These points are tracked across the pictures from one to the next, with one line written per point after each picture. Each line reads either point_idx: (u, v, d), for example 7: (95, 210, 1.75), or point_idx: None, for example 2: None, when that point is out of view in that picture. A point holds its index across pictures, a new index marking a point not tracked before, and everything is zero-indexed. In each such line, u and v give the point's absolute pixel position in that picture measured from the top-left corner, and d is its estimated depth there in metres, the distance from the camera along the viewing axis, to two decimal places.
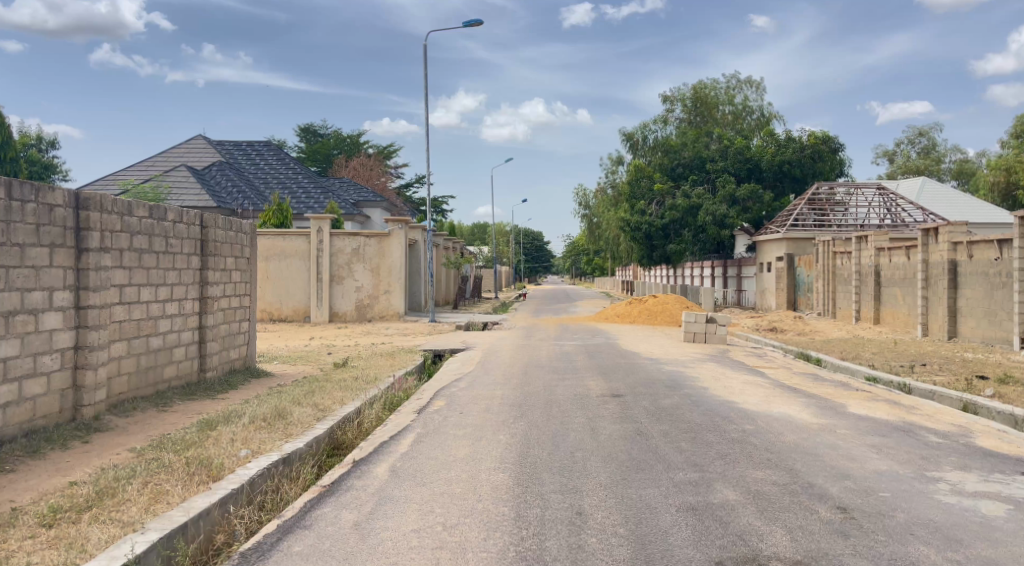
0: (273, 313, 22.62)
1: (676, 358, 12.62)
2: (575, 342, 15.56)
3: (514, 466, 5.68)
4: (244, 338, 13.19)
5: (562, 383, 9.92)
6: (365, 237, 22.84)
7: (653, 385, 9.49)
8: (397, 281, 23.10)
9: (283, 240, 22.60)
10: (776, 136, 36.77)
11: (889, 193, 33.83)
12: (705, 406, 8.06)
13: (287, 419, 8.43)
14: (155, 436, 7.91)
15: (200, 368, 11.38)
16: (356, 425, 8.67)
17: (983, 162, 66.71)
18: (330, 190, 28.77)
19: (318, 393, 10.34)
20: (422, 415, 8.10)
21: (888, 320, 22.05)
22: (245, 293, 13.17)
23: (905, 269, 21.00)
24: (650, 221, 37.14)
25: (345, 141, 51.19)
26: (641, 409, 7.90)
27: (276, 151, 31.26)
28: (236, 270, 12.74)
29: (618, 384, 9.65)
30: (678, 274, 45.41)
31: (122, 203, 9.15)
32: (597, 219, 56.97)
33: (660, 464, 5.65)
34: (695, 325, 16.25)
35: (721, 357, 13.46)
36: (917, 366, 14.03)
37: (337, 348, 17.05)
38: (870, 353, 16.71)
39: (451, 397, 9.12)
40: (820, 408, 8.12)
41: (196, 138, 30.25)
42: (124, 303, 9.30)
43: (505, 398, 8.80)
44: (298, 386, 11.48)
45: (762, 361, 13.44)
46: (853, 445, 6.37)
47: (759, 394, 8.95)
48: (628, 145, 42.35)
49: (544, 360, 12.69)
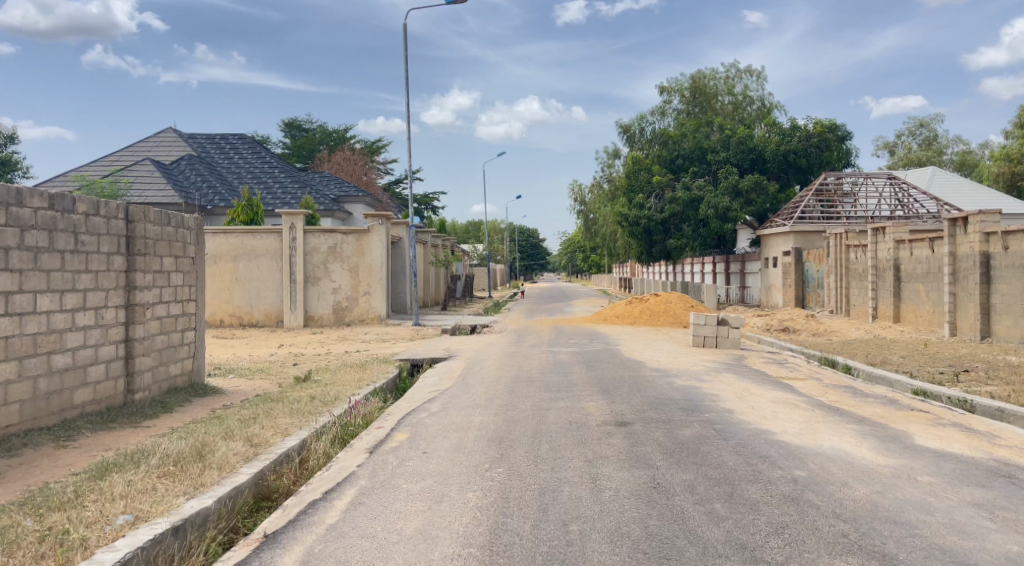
0: (243, 318, 20.91)
1: (688, 369, 10.88)
2: (570, 349, 13.81)
3: (483, 553, 3.96)
4: (189, 351, 11.38)
5: (554, 405, 8.17)
6: (342, 234, 21.08)
7: (666, 407, 7.77)
8: (377, 281, 21.26)
9: (252, 238, 20.87)
10: (779, 126, 35.13)
11: (900, 182, 32.13)
12: (735, 440, 6.31)
13: (204, 459, 6.63)
14: (30, 488, 6.13)
15: (127, 390, 9.56)
16: (295, 467, 6.91)
17: (984, 153, 65.26)
18: (308, 184, 26.99)
19: (259, 419, 8.54)
20: (375, 456, 6.34)
21: (910, 318, 20.34)
22: (188, 298, 11.37)
23: (928, 263, 19.32)
24: (649, 216, 35.21)
25: (332, 135, 49.55)
26: (655, 445, 6.17)
27: (252, 144, 29.46)
28: (177, 272, 10.97)
29: (623, 406, 7.92)
30: (679, 271, 43.62)
31: (5, 189, 7.48)
32: (593, 215, 55.26)
33: (692, 547, 3.93)
34: (705, 329, 14.55)
35: (737, 366, 11.70)
36: (959, 372, 12.34)
37: (305, 358, 15.27)
38: (899, 356, 15.02)
39: (416, 428, 7.34)
40: (880, 440, 6.39)
41: (166, 131, 28.49)
42: (13, 314, 7.62)
43: (482, 429, 7.05)
44: (243, 408, 9.70)
45: (784, 369, 11.70)
46: (952, 504, 4.66)
47: (799, 420, 7.20)
48: (625, 137, 40.62)
49: (535, 372, 10.92)
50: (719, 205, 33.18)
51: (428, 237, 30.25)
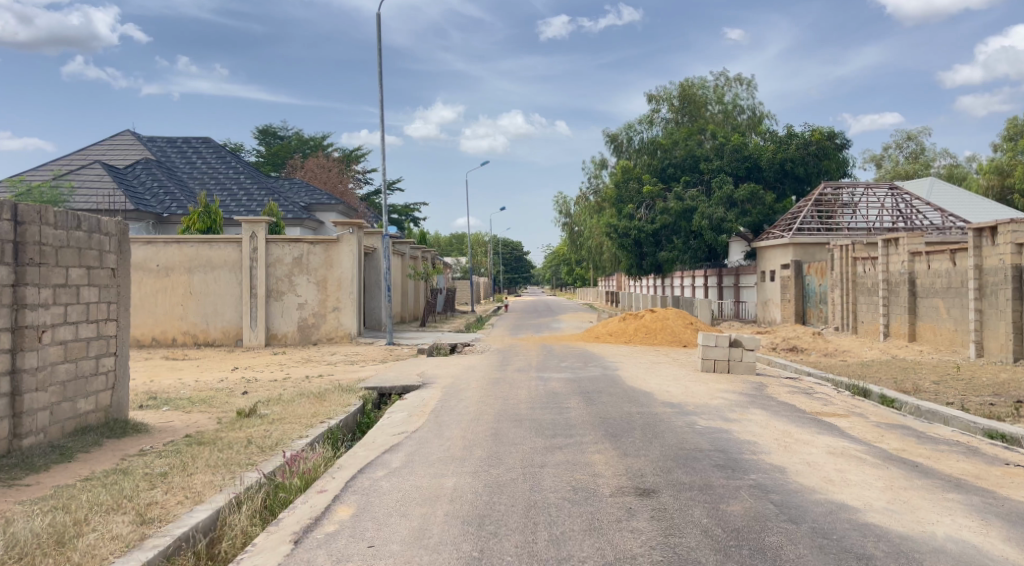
0: (197, 336, 18.90)
1: (707, 404, 9.08)
2: (562, 376, 11.95)
3: None
4: (107, 382, 9.48)
5: (551, 459, 6.33)
6: (308, 243, 19.19)
7: (697, 465, 5.98)
8: (347, 296, 19.34)
9: (209, 248, 18.93)
10: (774, 133, 33.57)
11: (901, 192, 30.60)
12: (810, 524, 4.49)
13: (64, 552, 4.74)
14: None
15: (11, 434, 7.67)
16: (195, 557, 5.03)
17: (971, 167, 64.22)
18: (276, 191, 25.04)
19: (169, 478, 6.63)
20: (301, 549, 4.50)
21: (928, 338, 18.70)
22: (107, 317, 9.50)
23: (950, 277, 17.70)
24: (640, 226, 33.75)
25: (308, 143, 47.71)
26: (699, 535, 4.35)
27: (216, 149, 27.47)
28: (89, 287, 9.14)
29: (639, 461, 6.11)
30: (670, 284, 42.09)
31: None
32: (579, 227, 53.55)
33: None
34: (716, 351, 12.81)
35: (761, 398, 9.87)
36: (1015, 405, 10.60)
37: (258, 385, 13.32)
38: (931, 382, 13.30)
39: (365, 500, 5.48)
40: (1010, 524, 4.60)
41: (123, 133, 26.58)
42: None
43: (454, 503, 5.21)
44: (160, 456, 7.78)
45: (814, 401, 9.90)
46: None
47: (878, 486, 5.38)
48: (612, 147, 39.09)
49: (522, 407, 9.04)
50: (714, 216, 31.49)
51: (407, 247, 28.35)
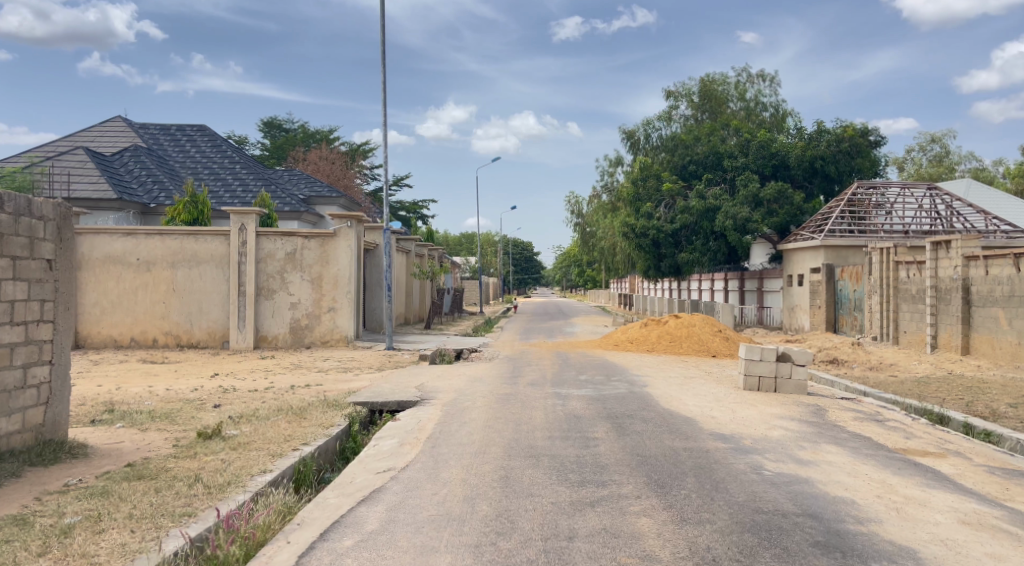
0: (180, 337, 17.31)
1: (767, 437, 7.36)
2: (585, 393, 10.26)
3: None
4: (38, 396, 7.84)
5: (581, 524, 4.63)
6: (303, 237, 17.60)
7: (792, 541, 4.25)
8: (344, 295, 17.73)
9: (194, 240, 17.34)
10: (803, 129, 31.64)
11: (941, 192, 28.54)
12: None
13: None
14: None
15: None
16: None
17: (998, 171, 61.72)
18: (272, 182, 23.44)
19: (68, 538, 4.95)
20: None
21: (984, 351, 16.88)
22: (38, 319, 7.87)
23: (1013, 284, 15.87)
24: (659, 226, 32.01)
25: (314, 136, 46.27)
26: None
27: (212, 138, 25.87)
28: (14, 282, 7.52)
29: (706, 533, 4.40)
30: (687, 288, 40.31)
31: None
32: (592, 228, 51.82)
33: None
34: (761, 367, 11.08)
35: (829, 428, 8.15)
36: None
37: (234, 396, 11.69)
38: (1008, 405, 11.49)
39: None
40: None
41: (114, 120, 25.03)
42: None
43: None
44: (81, 497, 6.10)
45: (895, 434, 8.14)
46: None
47: None
48: (629, 144, 37.37)
49: (539, 438, 7.33)
50: (738, 215, 29.50)
51: (412, 245, 26.71)
